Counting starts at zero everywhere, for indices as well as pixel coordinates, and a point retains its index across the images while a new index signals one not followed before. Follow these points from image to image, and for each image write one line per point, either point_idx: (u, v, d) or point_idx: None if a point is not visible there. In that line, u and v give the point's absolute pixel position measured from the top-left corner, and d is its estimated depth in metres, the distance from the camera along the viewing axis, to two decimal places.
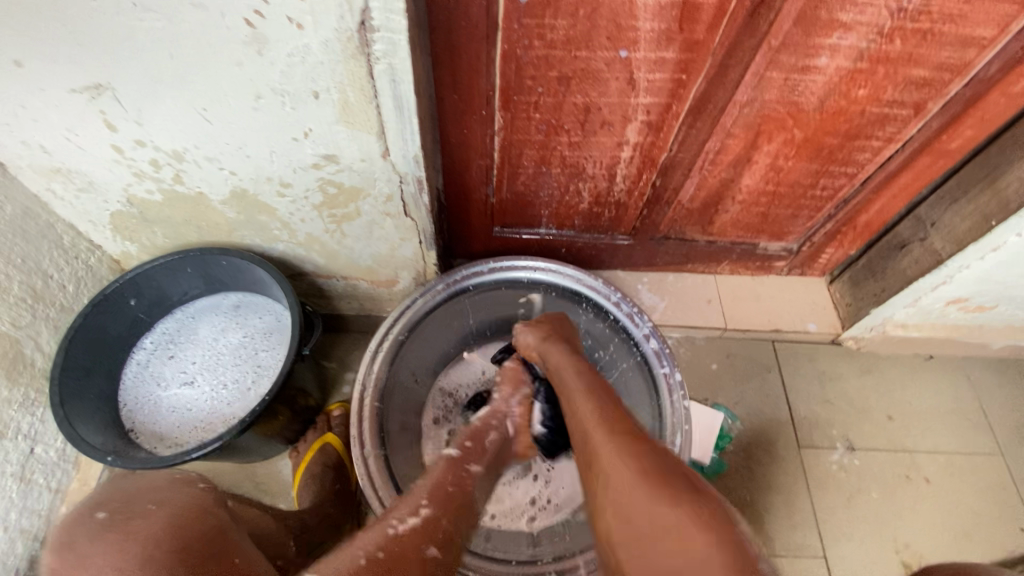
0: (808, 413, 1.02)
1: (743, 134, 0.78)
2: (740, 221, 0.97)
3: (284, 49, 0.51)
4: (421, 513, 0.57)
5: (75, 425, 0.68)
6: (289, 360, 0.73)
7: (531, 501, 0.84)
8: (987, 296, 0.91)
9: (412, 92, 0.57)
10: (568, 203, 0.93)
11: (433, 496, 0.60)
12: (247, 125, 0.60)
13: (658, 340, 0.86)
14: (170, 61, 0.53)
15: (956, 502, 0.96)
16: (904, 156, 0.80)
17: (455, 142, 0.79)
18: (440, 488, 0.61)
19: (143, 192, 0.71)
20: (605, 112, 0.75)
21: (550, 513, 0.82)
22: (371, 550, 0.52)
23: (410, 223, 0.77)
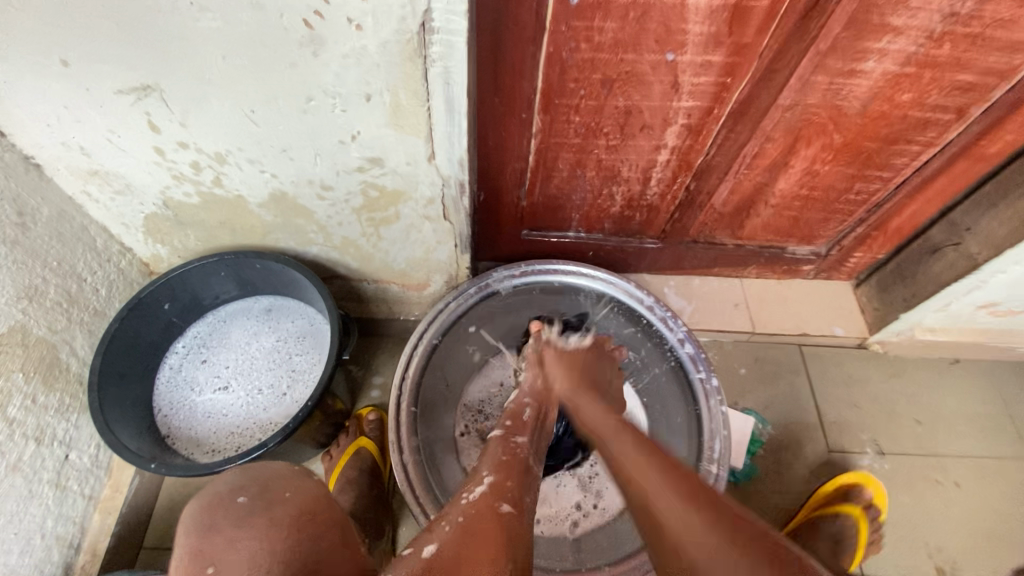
0: (837, 417, 1.02)
1: (782, 138, 0.78)
2: (771, 225, 0.97)
3: (340, 50, 0.51)
4: (486, 480, 0.54)
5: (114, 431, 0.67)
6: (329, 364, 0.72)
7: (576, 505, 0.83)
8: (1019, 300, 0.91)
9: (465, 94, 0.56)
10: (600, 206, 0.93)
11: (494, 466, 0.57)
12: (295, 128, 0.60)
13: (694, 345, 0.86)
14: (223, 63, 0.53)
15: (987, 507, 0.96)
16: (941, 161, 0.80)
17: (492, 145, 0.78)
18: (500, 459, 0.58)
19: (181, 194, 0.70)
20: (646, 116, 0.74)
21: (596, 520, 0.81)
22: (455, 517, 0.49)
23: (448, 227, 0.77)
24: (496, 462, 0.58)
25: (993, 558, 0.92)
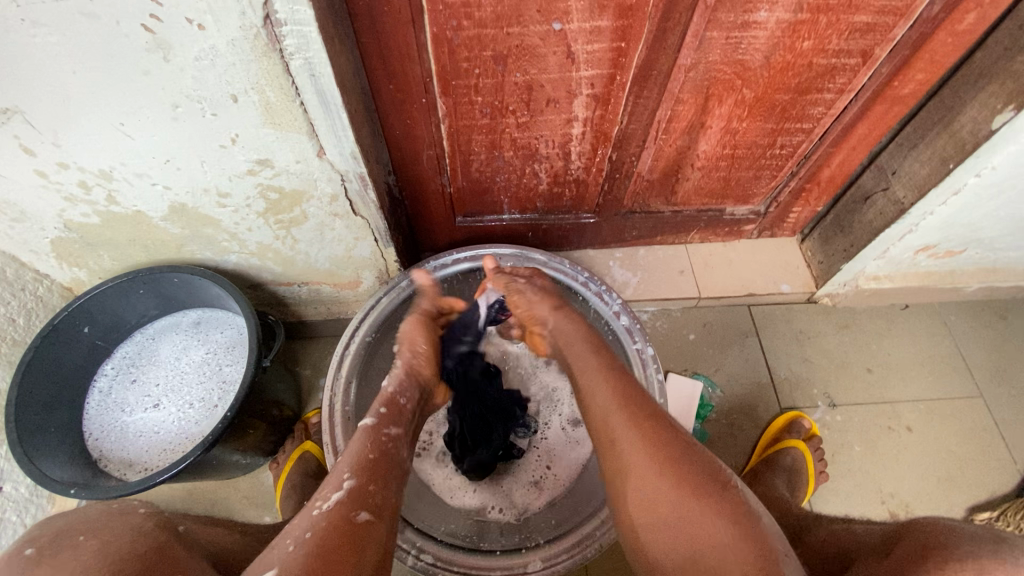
0: (788, 374, 1.02)
1: (693, 99, 0.76)
2: (703, 189, 0.95)
3: (191, 52, 0.49)
4: (345, 486, 0.53)
5: (36, 460, 0.67)
6: (250, 373, 0.72)
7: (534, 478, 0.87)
8: (954, 241, 0.90)
9: (335, 85, 0.54)
10: (527, 185, 0.91)
11: (357, 466, 0.56)
12: (172, 136, 0.58)
13: (629, 317, 0.85)
14: (74, 77, 0.51)
15: (938, 448, 0.96)
16: (857, 107, 0.79)
17: (399, 134, 0.75)
18: (364, 456, 0.57)
19: (79, 216, 0.68)
20: (549, 89, 0.72)
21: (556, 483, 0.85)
22: (298, 534, 0.48)
23: (362, 222, 0.75)
24: (358, 462, 0.56)
25: (946, 497, 0.93)
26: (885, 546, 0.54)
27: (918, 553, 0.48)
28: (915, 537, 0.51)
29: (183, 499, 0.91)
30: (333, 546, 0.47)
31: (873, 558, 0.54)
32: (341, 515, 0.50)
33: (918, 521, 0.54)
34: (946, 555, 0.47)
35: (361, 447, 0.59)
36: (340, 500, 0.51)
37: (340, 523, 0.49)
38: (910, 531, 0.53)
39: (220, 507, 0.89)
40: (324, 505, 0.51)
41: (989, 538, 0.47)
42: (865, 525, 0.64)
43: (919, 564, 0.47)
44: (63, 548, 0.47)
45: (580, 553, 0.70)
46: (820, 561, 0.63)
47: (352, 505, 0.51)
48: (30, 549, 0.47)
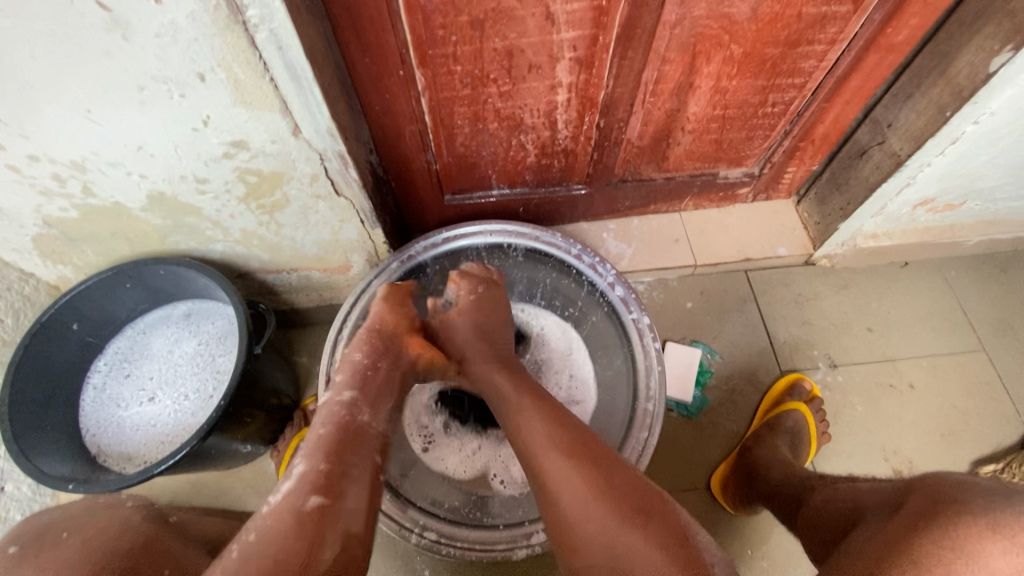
0: (788, 337, 1.01)
1: (680, 58, 0.74)
2: (695, 153, 0.93)
3: (150, 29, 0.47)
4: (296, 471, 0.51)
5: (33, 458, 0.67)
6: (241, 361, 0.71)
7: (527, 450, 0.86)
8: (954, 193, 0.88)
9: (305, 58, 0.52)
10: (514, 158, 0.89)
11: (312, 448, 0.53)
12: (141, 121, 0.56)
13: (624, 287, 0.84)
14: (33, 63, 0.49)
15: (941, 403, 0.96)
16: (850, 57, 0.76)
17: (379, 110, 0.74)
18: (317, 438, 0.54)
19: (57, 211, 0.66)
20: (530, 54, 0.70)
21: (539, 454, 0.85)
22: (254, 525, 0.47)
23: (346, 203, 0.74)
24: (313, 444, 0.54)
25: (950, 452, 0.92)
26: (894, 504, 0.52)
27: (932, 510, 0.47)
28: (925, 493, 0.50)
29: (188, 491, 0.91)
30: (289, 529, 0.46)
31: (881, 516, 0.52)
32: (290, 505, 0.47)
33: (926, 476, 0.52)
34: (962, 513, 0.46)
35: (316, 431, 0.55)
36: (291, 490, 0.49)
37: (291, 514, 0.47)
38: (919, 488, 0.51)
39: (226, 496, 0.90)
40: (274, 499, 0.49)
41: (1000, 494, 0.48)
42: (870, 483, 0.63)
43: (931, 522, 0.46)
44: (46, 546, 0.52)
45: None
46: (833, 527, 0.61)
47: (304, 489, 0.49)
48: (15, 548, 0.53)
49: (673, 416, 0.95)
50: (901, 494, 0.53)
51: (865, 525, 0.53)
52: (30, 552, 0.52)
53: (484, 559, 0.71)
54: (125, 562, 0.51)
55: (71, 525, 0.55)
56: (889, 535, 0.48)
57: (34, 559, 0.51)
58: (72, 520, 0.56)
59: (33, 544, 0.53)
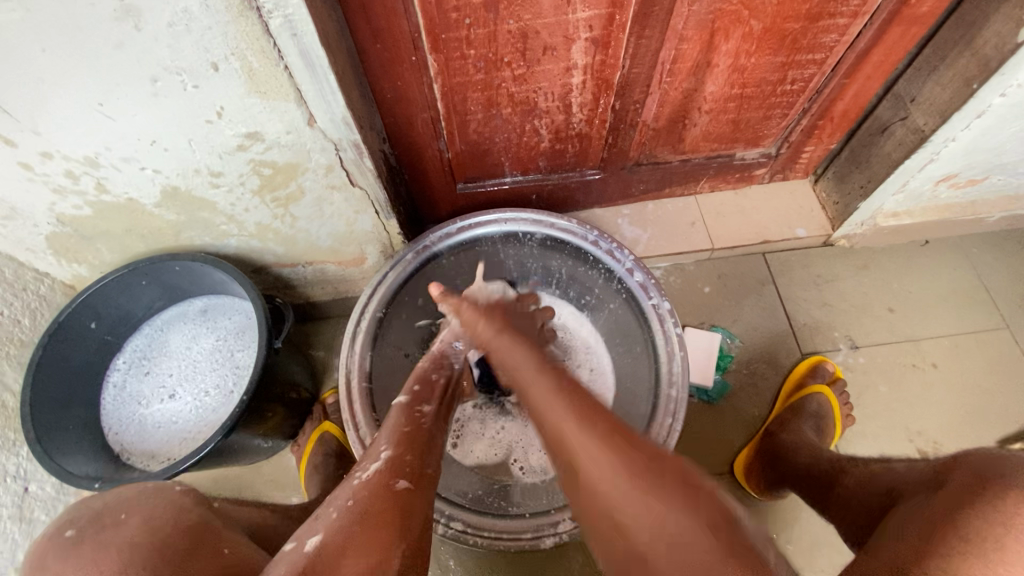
0: (808, 320, 1.00)
1: (698, 36, 0.72)
2: (711, 134, 0.91)
3: (162, 18, 0.46)
4: (382, 457, 0.54)
5: (57, 458, 0.67)
6: (261, 356, 0.70)
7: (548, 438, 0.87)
8: (978, 168, 0.86)
9: (319, 44, 0.51)
10: (528, 144, 0.88)
11: (394, 440, 0.57)
12: (153, 114, 0.55)
13: (643, 273, 0.83)
14: (44, 57, 0.48)
15: (965, 382, 0.95)
16: (873, 31, 0.74)
17: (391, 98, 0.72)
18: (399, 430, 0.59)
19: (71, 208, 0.65)
20: (545, 36, 0.68)
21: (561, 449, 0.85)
22: (343, 502, 0.49)
23: (360, 194, 0.73)
24: (395, 436, 0.58)
25: (976, 432, 0.91)
26: (934, 480, 0.51)
27: (978, 486, 0.46)
28: (969, 469, 0.49)
29: (210, 486, 0.91)
30: (379, 510, 0.48)
31: (920, 495, 0.51)
32: (381, 482, 0.50)
33: (968, 452, 0.52)
34: (1008, 487, 0.45)
35: (394, 424, 0.60)
36: (379, 471, 0.52)
37: (383, 490, 0.50)
38: (960, 464, 0.51)
39: (248, 490, 0.90)
40: (363, 475, 0.51)
41: None
42: (902, 462, 0.62)
43: (976, 498, 0.45)
44: (105, 527, 0.46)
45: None
46: (869, 509, 0.60)
47: (391, 473, 0.52)
48: (72, 530, 0.46)
49: (693, 402, 0.94)
50: (940, 471, 0.52)
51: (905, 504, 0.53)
52: (89, 535, 0.46)
53: (512, 548, 0.70)
54: (183, 543, 0.46)
55: (133, 506, 0.49)
56: (933, 512, 0.47)
57: (93, 542, 0.45)
58: (133, 500, 0.49)
59: (93, 525, 0.47)
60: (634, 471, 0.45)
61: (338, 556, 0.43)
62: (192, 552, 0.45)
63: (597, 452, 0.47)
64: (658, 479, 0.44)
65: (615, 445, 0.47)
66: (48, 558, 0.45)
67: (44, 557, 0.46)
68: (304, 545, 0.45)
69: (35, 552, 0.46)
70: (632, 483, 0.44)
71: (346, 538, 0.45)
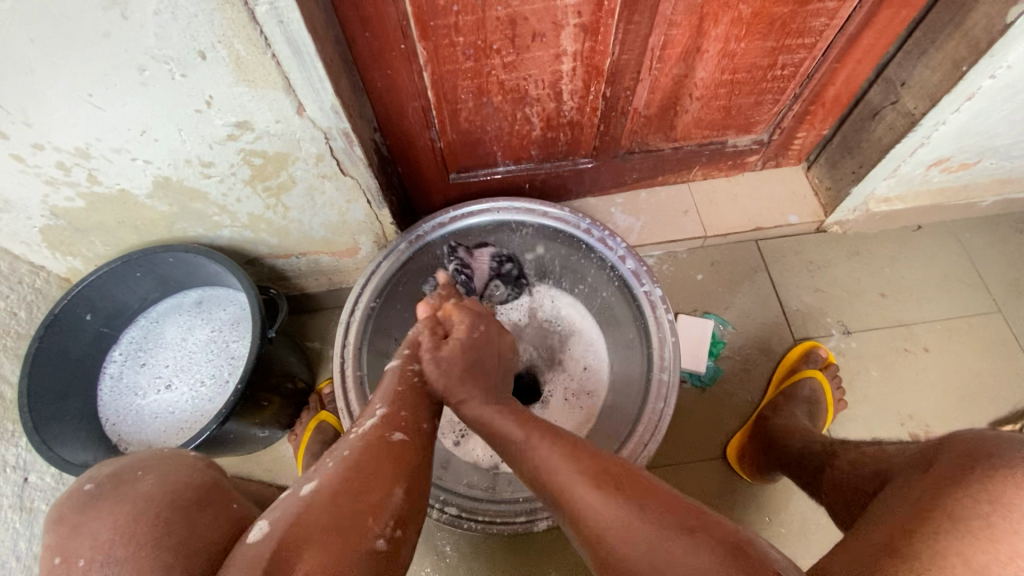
0: (801, 306, 1.00)
1: (687, 21, 0.72)
2: (703, 120, 0.91)
3: (149, 6, 0.46)
4: (377, 413, 0.55)
5: (55, 448, 0.67)
6: (256, 345, 0.71)
7: None
8: (969, 152, 0.87)
9: (306, 31, 0.51)
10: (519, 133, 0.88)
11: (388, 397, 0.58)
12: (142, 104, 0.55)
13: (635, 260, 0.83)
14: (31, 47, 0.48)
15: (957, 366, 0.95)
16: (862, 14, 0.74)
17: (381, 88, 0.72)
18: (393, 387, 0.60)
19: (63, 201, 0.66)
20: (533, 22, 0.68)
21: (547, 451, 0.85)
22: (338, 453, 0.50)
23: (352, 183, 0.73)
24: (389, 393, 0.59)
25: (967, 414, 0.92)
26: (925, 461, 0.52)
27: (968, 465, 0.47)
28: (959, 450, 0.49)
29: None
30: (376, 459, 0.49)
31: (911, 476, 0.52)
32: (376, 434, 0.52)
33: (958, 434, 0.52)
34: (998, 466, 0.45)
35: (391, 384, 0.61)
36: (374, 425, 0.53)
37: (377, 440, 0.51)
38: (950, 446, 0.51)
39: (247, 480, 0.91)
40: (359, 428, 0.53)
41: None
42: (896, 445, 0.63)
43: (966, 475, 0.46)
44: (122, 483, 0.45)
45: None
46: (861, 490, 0.61)
47: (387, 427, 0.53)
48: (89, 484, 0.45)
49: (687, 388, 0.95)
50: (934, 451, 0.52)
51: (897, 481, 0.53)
52: (109, 488, 0.44)
53: (506, 532, 0.71)
54: (199, 497, 0.45)
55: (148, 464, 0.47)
56: (923, 492, 0.48)
57: (113, 495, 0.44)
58: (147, 460, 0.48)
59: (110, 482, 0.45)
60: (626, 504, 0.46)
61: (330, 494, 0.45)
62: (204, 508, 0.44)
63: (591, 492, 0.48)
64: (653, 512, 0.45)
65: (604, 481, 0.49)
66: (65, 512, 0.44)
67: (61, 512, 0.44)
68: (300, 489, 0.46)
69: (55, 507, 0.44)
70: (624, 512, 0.46)
71: (343, 482, 0.46)
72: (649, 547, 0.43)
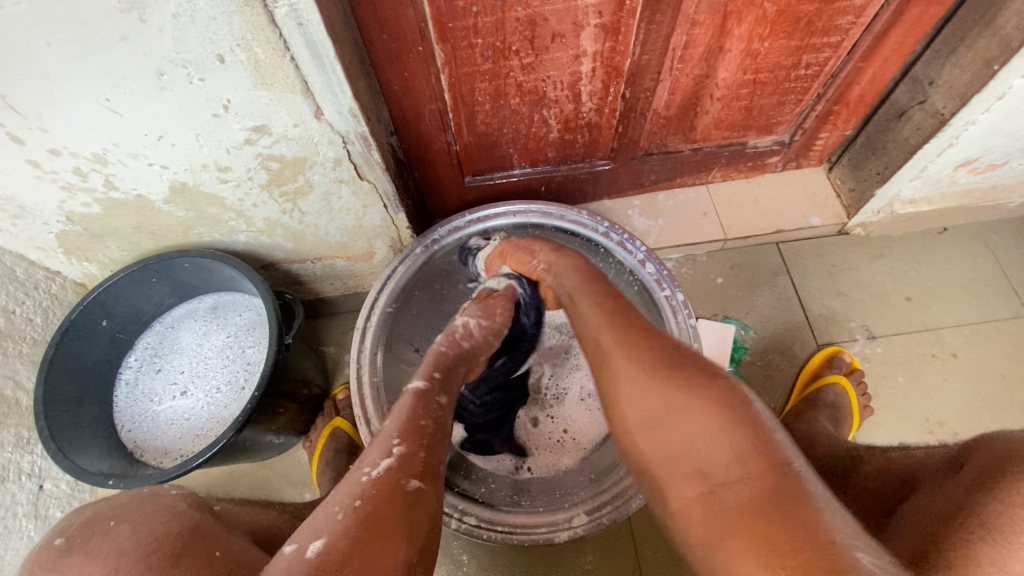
0: (824, 310, 0.98)
1: (709, 20, 0.70)
2: (723, 121, 0.90)
3: (167, 9, 0.45)
4: (393, 453, 0.52)
5: (71, 455, 0.67)
6: (272, 352, 0.70)
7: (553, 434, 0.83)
8: (999, 152, 0.84)
9: (325, 33, 0.50)
10: (536, 135, 0.86)
11: (405, 432, 0.54)
12: (159, 108, 0.55)
13: (655, 264, 0.82)
14: (49, 51, 0.47)
15: (986, 372, 0.93)
16: (891, 12, 0.72)
17: (398, 90, 0.71)
18: (412, 420, 0.56)
19: (80, 206, 0.65)
20: (553, 23, 0.67)
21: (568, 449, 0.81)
22: (348, 502, 0.48)
23: (368, 187, 0.72)
24: (406, 426, 0.55)
25: (997, 422, 0.89)
26: (957, 466, 0.49)
27: (999, 471, 0.43)
28: (991, 454, 0.46)
29: (223, 483, 0.91)
30: (385, 509, 0.47)
31: (943, 482, 0.49)
32: (394, 482, 0.49)
33: (992, 436, 0.49)
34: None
35: (404, 413, 0.57)
36: (389, 467, 0.50)
37: (394, 489, 0.49)
38: (983, 450, 0.48)
39: (261, 487, 0.90)
40: (372, 471, 0.50)
41: None
42: (923, 450, 0.61)
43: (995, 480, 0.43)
44: (94, 535, 0.51)
45: (623, 507, 0.69)
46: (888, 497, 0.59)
47: (403, 472, 0.50)
48: (60, 539, 0.51)
49: None
50: (960, 454, 0.51)
51: (924, 487, 0.52)
52: (79, 544, 0.50)
53: (525, 543, 0.69)
54: (175, 547, 0.50)
55: (119, 515, 0.53)
56: (954, 501, 0.45)
57: (83, 549, 0.50)
58: (121, 510, 0.54)
59: (81, 534, 0.51)
60: (662, 378, 0.49)
61: (341, 556, 0.43)
62: (179, 559, 0.49)
63: (630, 365, 0.51)
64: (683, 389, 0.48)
65: (648, 359, 0.51)
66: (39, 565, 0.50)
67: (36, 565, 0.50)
68: (307, 549, 0.44)
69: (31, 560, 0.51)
70: (654, 383, 0.49)
71: (352, 540, 0.44)
72: (667, 413, 0.47)
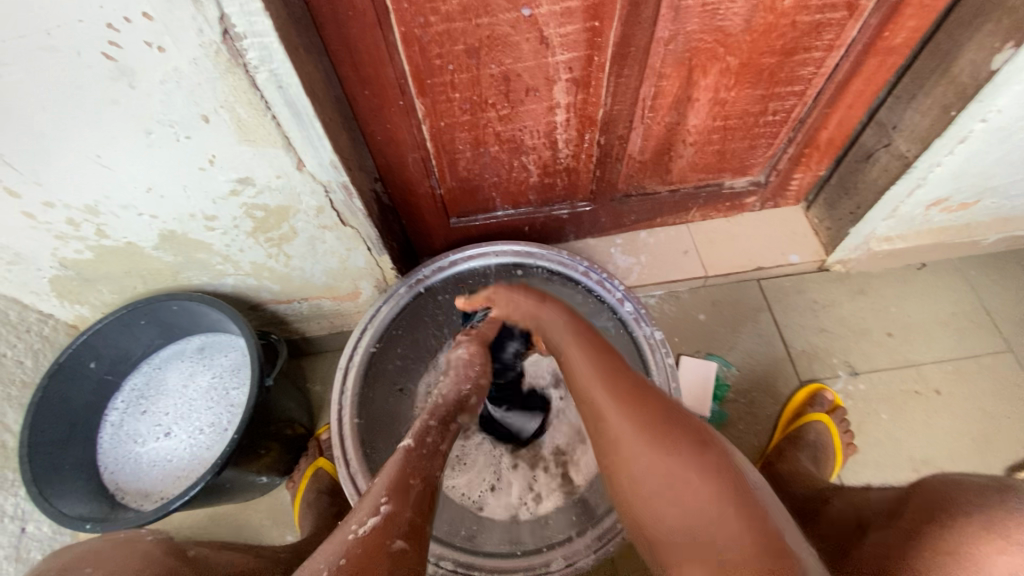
0: (806, 346, 0.99)
1: (676, 73, 0.74)
2: (698, 164, 0.93)
3: (155, 77, 0.49)
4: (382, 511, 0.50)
5: (52, 499, 0.67)
6: (253, 393, 0.71)
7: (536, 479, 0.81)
8: (966, 192, 0.87)
9: (304, 95, 0.54)
10: (517, 179, 0.89)
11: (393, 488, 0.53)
12: (148, 163, 0.58)
13: (634, 303, 0.83)
14: (45, 114, 0.50)
15: (969, 409, 0.93)
16: (849, 62, 0.75)
17: (381, 140, 0.74)
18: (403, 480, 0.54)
19: (72, 253, 0.68)
20: (527, 78, 0.70)
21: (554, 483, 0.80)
22: (333, 561, 0.47)
23: (352, 232, 0.75)
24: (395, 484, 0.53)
25: (983, 459, 0.89)
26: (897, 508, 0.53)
27: (929, 518, 0.47)
28: (926, 496, 0.50)
29: (206, 524, 0.91)
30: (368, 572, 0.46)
31: (886, 522, 0.53)
32: (379, 544, 0.48)
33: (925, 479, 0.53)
34: (957, 508, 0.46)
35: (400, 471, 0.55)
36: (376, 527, 0.49)
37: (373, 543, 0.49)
38: (921, 490, 0.52)
39: (244, 527, 0.90)
40: (359, 529, 0.49)
41: (998, 488, 0.46)
42: (882, 490, 0.62)
43: (927, 522, 0.47)
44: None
45: (602, 549, 0.69)
46: (844, 537, 0.60)
47: (389, 531, 0.49)
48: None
49: None
50: (905, 497, 0.53)
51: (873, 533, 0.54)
52: None
53: None
54: None
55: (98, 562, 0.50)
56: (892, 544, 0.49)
57: None
58: (98, 557, 0.51)
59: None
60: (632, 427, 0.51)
61: None
62: None
63: (631, 425, 0.51)
64: (705, 481, 0.46)
65: (647, 423, 0.51)
66: None
67: None
68: None
69: None
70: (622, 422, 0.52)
71: None
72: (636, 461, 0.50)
